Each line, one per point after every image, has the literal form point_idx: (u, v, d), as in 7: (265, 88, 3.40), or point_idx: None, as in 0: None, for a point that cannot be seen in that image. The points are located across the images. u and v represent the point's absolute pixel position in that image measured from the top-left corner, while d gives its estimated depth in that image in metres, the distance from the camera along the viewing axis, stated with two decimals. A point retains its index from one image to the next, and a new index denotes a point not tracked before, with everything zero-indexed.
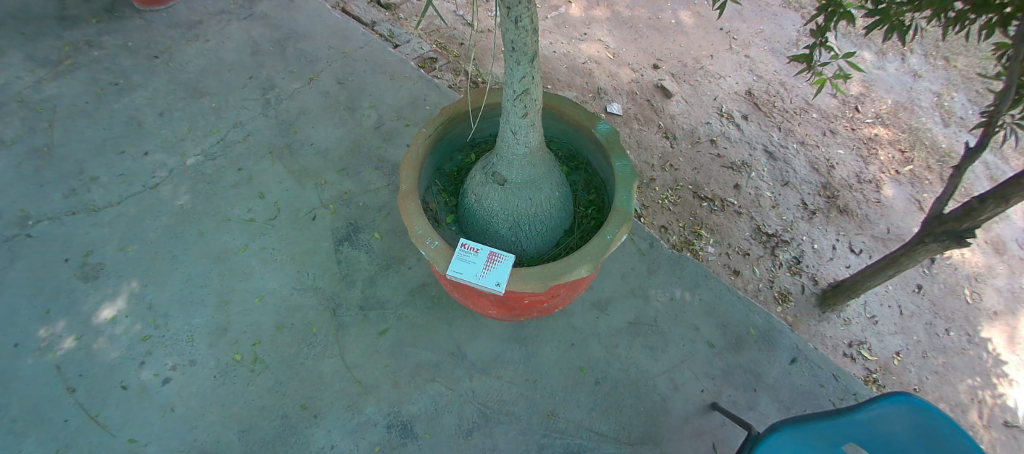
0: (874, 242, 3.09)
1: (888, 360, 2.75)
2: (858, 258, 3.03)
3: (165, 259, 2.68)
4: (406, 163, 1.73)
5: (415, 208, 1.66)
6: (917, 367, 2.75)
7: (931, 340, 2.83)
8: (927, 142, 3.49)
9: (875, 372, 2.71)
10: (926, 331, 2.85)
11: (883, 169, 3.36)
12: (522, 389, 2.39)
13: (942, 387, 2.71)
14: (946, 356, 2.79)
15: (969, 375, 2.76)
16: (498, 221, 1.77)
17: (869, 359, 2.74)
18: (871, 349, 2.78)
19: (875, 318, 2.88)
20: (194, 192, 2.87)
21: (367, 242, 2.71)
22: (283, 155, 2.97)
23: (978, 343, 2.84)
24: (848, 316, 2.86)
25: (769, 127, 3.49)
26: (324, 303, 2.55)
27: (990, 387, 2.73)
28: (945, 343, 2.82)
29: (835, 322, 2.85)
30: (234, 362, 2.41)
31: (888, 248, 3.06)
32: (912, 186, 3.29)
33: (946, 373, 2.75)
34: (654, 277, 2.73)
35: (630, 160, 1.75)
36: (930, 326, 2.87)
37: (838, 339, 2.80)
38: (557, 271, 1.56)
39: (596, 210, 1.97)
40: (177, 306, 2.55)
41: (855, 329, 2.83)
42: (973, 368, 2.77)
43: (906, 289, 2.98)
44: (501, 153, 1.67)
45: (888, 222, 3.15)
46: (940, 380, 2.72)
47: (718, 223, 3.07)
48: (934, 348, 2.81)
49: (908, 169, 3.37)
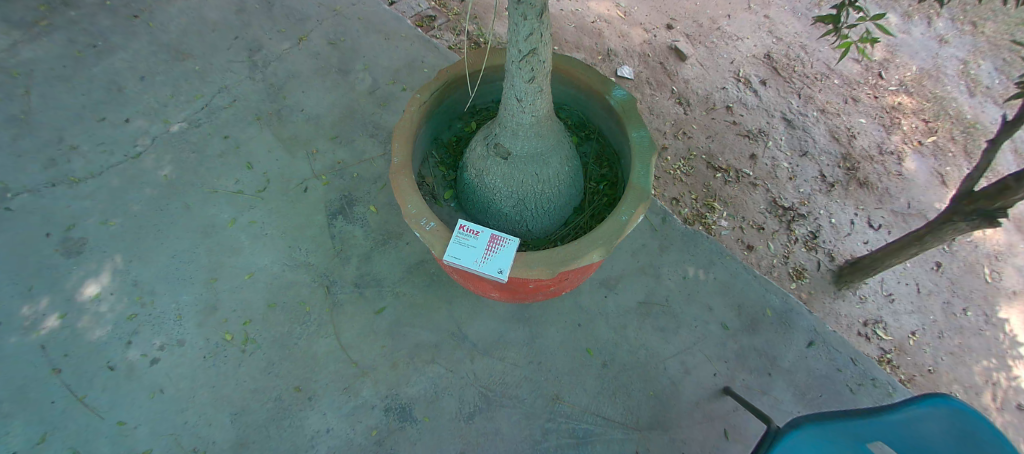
0: (893, 217, 2.91)
1: (904, 340, 2.62)
2: (877, 233, 2.87)
3: (150, 234, 2.54)
4: (398, 132, 1.56)
5: (408, 185, 1.50)
6: (933, 347, 2.62)
7: (948, 320, 2.69)
8: (952, 112, 3.26)
9: (889, 352, 2.58)
10: (943, 311, 2.71)
11: (906, 139, 3.14)
12: (526, 372, 2.29)
13: (957, 369, 2.58)
14: (962, 336, 2.66)
15: (984, 356, 2.63)
16: (501, 199, 1.61)
17: (884, 338, 2.61)
18: (886, 328, 2.65)
19: (892, 296, 2.74)
20: (178, 162, 2.71)
21: (363, 215, 2.55)
22: (272, 122, 2.78)
23: (996, 324, 2.70)
24: (864, 294, 2.72)
25: (787, 93, 3.26)
26: (317, 280, 2.42)
27: (1005, 370, 2.61)
28: (962, 324, 2.69)
29: (850, 300, 2.71)
30: (224, 342, 2.31)
31: (908, 224, 2.89)
32: (935, 159, 3.08)
33: (961, 353, 2.62)
34: (666, 255, 2.58)
35: (648, 130, 1.57)
36: (948, 305, 2.73)
37: (852, 318, 2.67)
38: (565, 258, 1.40)
39: (609, 186, 1.81)
40: (164, 283, 2.43)
41: (870, 308, 2.69)
42: (990, 349, 2.64)
43: (926, 267, 2.82)
44: (504, 122, 1.49)
45: (909, 196, 2.97)
46: (955, 361, 2.60)
47: (732, 195, 2.89)
48: (950, 329, 2.67)
49: (932, 141, 3.15)
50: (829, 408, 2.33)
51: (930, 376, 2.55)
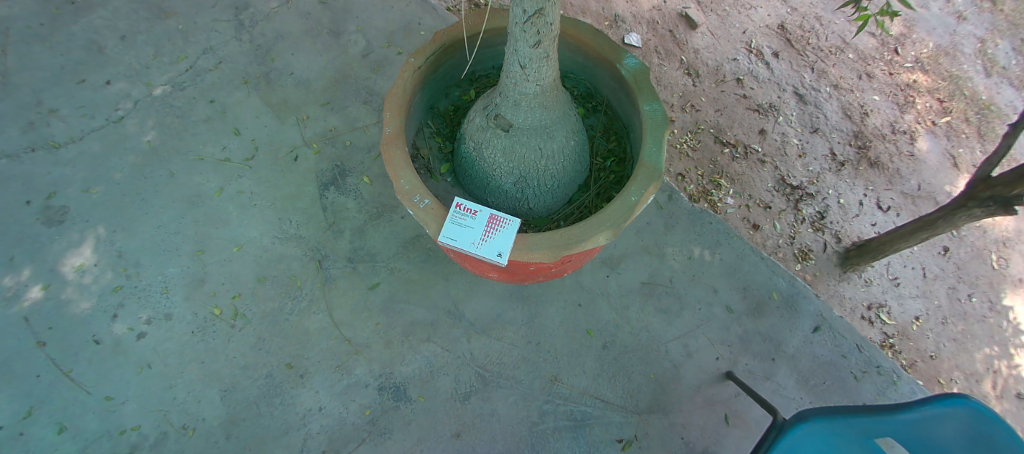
0: (903, 199, 2.81)
1: (907, 325, 2.55)
2: (886, 215, 2.77)
3: (133, 203, 2.43)
4: (390, 100, 1.43)
5: (401, 158, 1.39)
6: (936, 333, 2.55)
7: (952, 305, 2.61)
8: (967, 92, 3.10)
9: (892, 337, 2.52)
10: (948, 296, 2.63)
11: (920, 119, 2.99)
12: (524, 352, 2.23)
13: (959, 356, 2.52)
14: (966, 323, 2.59)
15: (987, 343, 2.57)
16: (501, 175, 1.50)
17: (887, 323, 2.54)
18: (890, 313, 2.57)
19: (897, 280, 2.65)
20: (162, 128, 2.57)
21: (356, 187, 2.43)
22: (260, 86, 2.63)
23: (1000, 311, 2.63)
24: (870, 277, 2.64)
25: (800, 66, 3.08)
26: (309, 254, 2.33)
27: (1006, 358, 2.55)
28: (967, 310, 2.61)
29: (855, 283, 2.63)
30: (213, 317, 2.24)
31: (918, 207, 2.79)
32: (949, 140, 2.95)
33: (964, 340, 2.56)
34: (671, 234, 2.48)
35: (661, 104, 1.44)
36: (953, 290, 2.64)
37: (857, 301, 2.59)
38: (570, 240, 1.31)
39: (616, 163, 1.70)
40: (149, 255, 2.34)
41: (875, 291, 2.61)
42: (993, 337, 2.58)
43: (933, 251, 2.71)
44: (506, 91, 1.35)
45: (920, 178, 2.85)
46: (957, 347, 2.54)
47: (740, 172, 2.78)
48: (954, 315, 2.60)
49: (945, 121, 3.01)
50: (830, 393, 2.29)
51: (932, 362, 2.50)
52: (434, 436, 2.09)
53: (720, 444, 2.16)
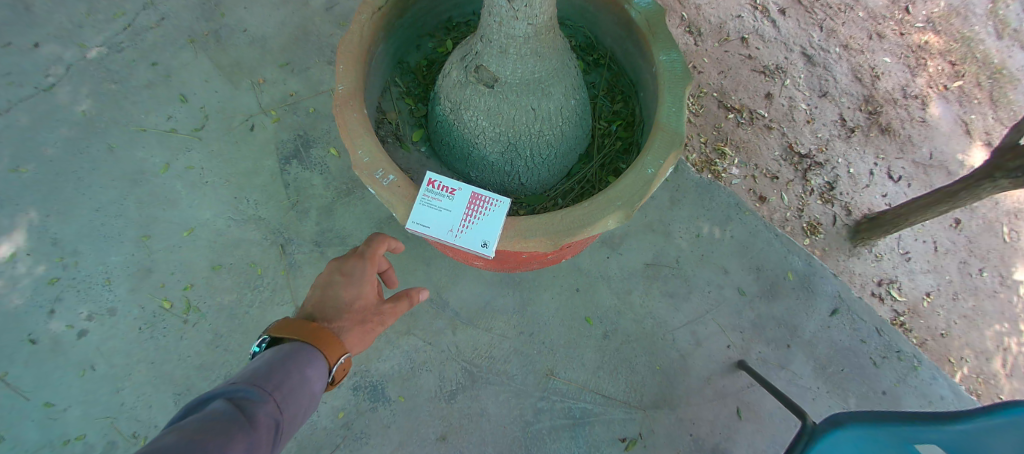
0: (914, 168, 2.48)
1: (918, 302, 2.27)
2: (897, 186, 2.46)
3: (68, 183, 2.13)
4: (343, 51, 1.15)
5: (358, 122, 1.12)
6: (946, 310, 2.27)
7: (963, 280, 2.31)
8: (979, 55, 2.64)
9: (903, 315, 2.25)
10: (958, 270, 2.31)
11: (930, 83, 2.58)
12: (517, 344, 2.01)
13: (969, 333, 2.24)
14: (977, 298, 2.29)
15: (997, 319, 2.28)
16: (486, 143, 1.24)
17: (898, 300, 2.27)
18: (901, 289, 2.29)
19: (908, 254, 2.34)
20: (98, 95, 2.24)
21: (321, 160, 2.13)
22: (209, 46, 2.29)
23: (1011, 285, 2.32)
24: (880, 252, 2.33)
25: (808, 22, 2.64)
26: (270, 237, 2.05)
27: (1017, 335, 2.27)
28: (977, 285, 2.30)
29: (865, 259, 2.34)
30: (163, 311, 1.98)
31: (930, 177, 2.46)
32: (962, 106, 2.56)
33: (975, 317, 2.27)
34: (678, 209, 2.24)
35: (680, 53, 1.17)
36: (964, 265, 2.32)
37: (867, 277, 2.31)
38: (572, 224, 1.06)
39: (623, 127, 1.44)
40: (88, 242, 2.06)
41: (886, 267, 2.32)
42: (1004, 313, 2.28)
43: (944, 224, 2.37)
44: (486, 36, 1.06)
45: (933, 146, 2.50)
46: (968, 325, 2.25)
47: (745, 140, 2.46)
48: (965, 290, 2.30)
49: (958, 86, 2.59)
50: (848, 382, 2.12)
51: (943, 341, 2.22)
52: (418, 439, 1.91)
53: (733, 439, 1.98)
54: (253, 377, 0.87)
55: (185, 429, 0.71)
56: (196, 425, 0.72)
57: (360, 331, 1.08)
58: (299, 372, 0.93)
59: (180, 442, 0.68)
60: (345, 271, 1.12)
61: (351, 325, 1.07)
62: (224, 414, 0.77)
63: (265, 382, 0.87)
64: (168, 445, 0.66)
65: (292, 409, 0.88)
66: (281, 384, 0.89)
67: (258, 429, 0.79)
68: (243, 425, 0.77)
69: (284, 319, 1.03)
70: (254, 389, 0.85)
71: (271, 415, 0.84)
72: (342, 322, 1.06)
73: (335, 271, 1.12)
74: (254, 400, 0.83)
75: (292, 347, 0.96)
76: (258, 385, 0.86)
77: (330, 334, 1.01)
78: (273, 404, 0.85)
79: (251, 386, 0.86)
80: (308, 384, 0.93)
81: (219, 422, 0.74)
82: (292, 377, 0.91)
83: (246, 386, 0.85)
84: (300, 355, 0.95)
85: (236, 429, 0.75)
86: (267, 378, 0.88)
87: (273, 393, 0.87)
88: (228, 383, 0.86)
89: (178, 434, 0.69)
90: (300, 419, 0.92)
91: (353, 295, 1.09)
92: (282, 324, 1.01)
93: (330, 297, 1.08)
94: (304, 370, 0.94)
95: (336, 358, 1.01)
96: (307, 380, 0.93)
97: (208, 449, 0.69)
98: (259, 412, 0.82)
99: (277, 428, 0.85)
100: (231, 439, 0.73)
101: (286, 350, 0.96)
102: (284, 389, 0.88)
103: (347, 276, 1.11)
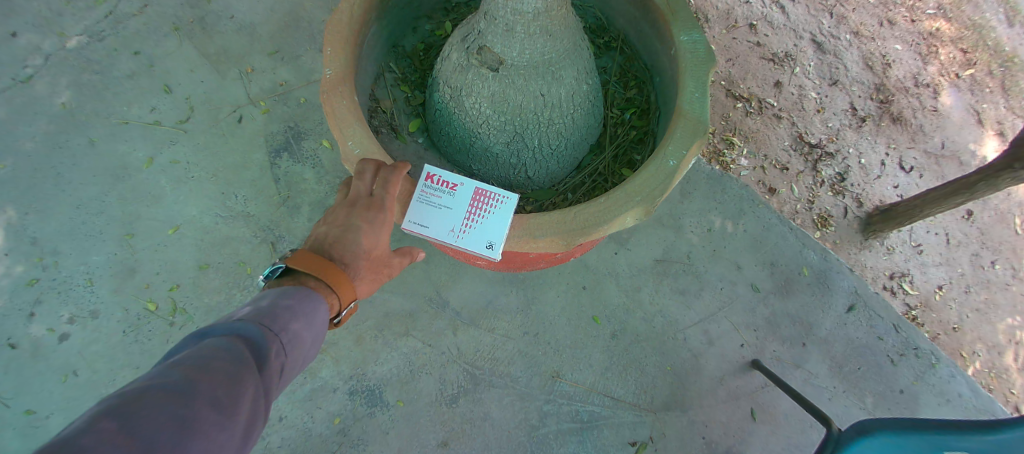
0: (927, 159, 2.33)
1: (930, 295, 2.17)
2: (909, 178, 2.32)
3: (48, 179, 2.02)
4: (331, 30, 1.06)
5: (347, 110, 1.03)
6: (959, 303, 2.17)
7: (975, 273, 2.20)
8: (990, 43, 2.45)
9: (915, 309, 2.14)
10: (970, 263, 2.20)
11: (942, 71, 2.41)
12: (521, 345, 1.92)
13: (982, 327, 2.15)
14: (990, 291, 2.19)
15: (1010, 313, 2.18)
16: (490, 133, 1.14)
17: (910, 294, 2.16)
18: (912, 282, 2.18)
19: (920, 247, 2.22)
20: (79, 86, 2.12)
21: (313, 152, 2.03)
22: (194, 33, 2.16)
23: None
24: (892, 244, 2.22)
25: (817, 8, 2.43)
26: (259, 235, 1.95)
27: None
28: (989, 277, 2.20)
29: (877, 251, 2.22)
30: (148, 313, 1.89)
31: (942, 169, 2.32)
32: (973, 94, 2.40)
33: (987, 311, 2.17)
34: (688, 202, 2.14)
35: (703, 33, 1.07)
36: (976, 257, 2.21)
37: (878, 270, 2.19)
38: (586, 223, 0.97)
39: (638, 115, 1.34)
40: (68, 241, 1.96)
41: (897, 260, 2.20)
42: (1016, 306, 2.18)
43: (956, 215, 2.24)
44: (490, 12, 0.95)
45: (945, 136, 2.35)
46: (980, 318, 2.16)
47: (754, 129, 2.31)
48: (977, 282, 2.19)
49: (969, 74, 2.42)
50: (865, 382, 2.04)
51: (955, 335, 2.13)
52: (418, 445, 1.83)
53: (746, 442, 1.91)
54: (258, 316, 0.79)
55: (187, 368, 0.62)
56: (200, 362, 0.64)
57: (372, 276, 1.01)
58: (304, 318, 0.84)
59: (182, 387, 0.59)
60: (363, 217, 0.95)
61: (365, 271, 0.98)
62: (230, 354, 0.68)
63: (271, 324, 0.78)
64: (170, 390, 0.58)
65: (295, 354, 0.80)
66: (287, 328, 0.80)
67: (264, 375, 0.71)
68: (250, 369, 0.69)
69: (297, 251, 0.92)
70: (259, 327, 0.76)
71: (276, 359, 0.76)
72: (358, 267, 0.96)
73: (350, 209, 0.96)
74: (259, 341, 0.74)
75: (298, 298, 0.86)
76: (264, 324, 0.78)
77: (346, 279, 0.92)
78: (278, 347, 0.77)
79: (255, 326, 0.76)
80: (308, 333, 0.83)
81: (226, 363, 0.66)
82: (296, 321, 0.82)
83: (250, 324, 0.76)
84: (310, 300, 0.87)
85: (244, 373, 0.67)
86: (272, 320, 0.79)
87: (279, 335, 0.78)
88: (228, 319, 0.77)
89: (179, 376, 0.61)
90: (301, 364, 0.84)
91: (372, 243, 0.96)
92: (299, 260, 0.89)
93: (346, 241, 0.94)
94: (309, 317, 0.85)
95: (347, 303, 0.94)
96: (311, 327, 0.85)
97: (213, 395, 0.61)
98: (266, 354, 0.73)
99: (281, 374, 0.77)
100: (238, 385, 0.65)
101: (291, 292, 0.87)
102: (289, 332, 0.80)
103: (366, 223, 0.95)
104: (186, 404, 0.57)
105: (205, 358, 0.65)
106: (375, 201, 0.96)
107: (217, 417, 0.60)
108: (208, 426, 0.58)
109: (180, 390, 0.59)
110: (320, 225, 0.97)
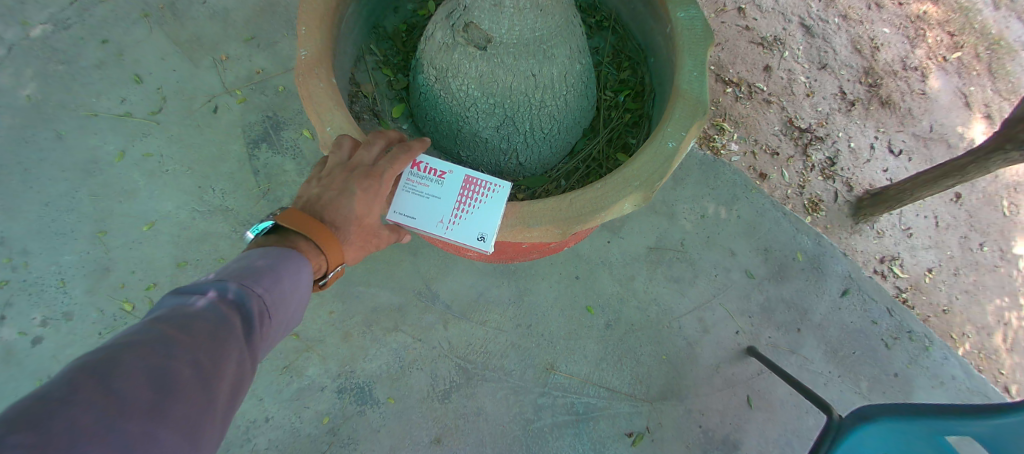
0: (916, 142, 2.32)
1: (920, 278, 2.16)
2: (898, 161, 2.30)
3: (14, 175, 1.92)
4: (304, 9, 0.99)
5: (324, 93, 0.96)
6: (948, 286, 2.17)
7: (964, 255, 2.20)
8: (976, 26, 2.43)
9: (905, 292, 2.14)
10: (959, 246, 2.20)
11: (930, 54, 2.38)
12: (513, 338, 1.88)
13: (971, 309, 2.15)
14: (978, 273, 2.19)
15: (998, 294, 2.18)
16: (479, 117, 1.09)
17: (901, 277, 2.15)
18: (903, 265, 2.17)
19: (910, 230, 2.21)
20: (43, 77, 2.01)
21: (293, 143, 1.95)
22: (164, 20, 2.06)
23: (1011, 260, 2.21)
24: (882, 228, 2.20)
25: None
26: (238, 230, 1.88)
27: (1018, 309, 2.18)
28: (977, 260, 2.20)
29: (868, 235, 2.21)
30: (125, 313, 1.82)
31: (931, 152, 2.31)
32: (961, 77, 2.38)
33: (976, 292, 2.17)
34: (681, 189, 2.10)
35: (699, 11, 1.02)
36: (965, 239, 2.21)
37: (869, 254, 2.18)
38: (582, 210, 0.92)
39: (632, 97, 1.30)
40: (38, 240, 1.87)
41: (888, 243, 2.19)
42: (1004, 287, 2.19)
43: (945, 198, 2.23)
44: None
45: (933, 119, 2.33)
46: (969, 300, 2.16)
47: (744, 114, 2.27)
48: (966, 265, 2.19)
49: (957, 57, 2.40)
50: (860, 366, 2.04)
51: (945, 318, 2.13)
52: (409, 442, 1.79)
53: (742, 430, 1.90)
54: (243, 274, 0.74)
55: (167, 328, 0.59)
56: (179, 323, 0.61)
57: (361, 243, 0.91)
58: (289, 281, 0.77)
59: (161, 349, 0.57)
60: (359, 184, 0.86)
61: (355, 237, 0.89)
62: (212, 314, 0.64)
63: (256, 283, 0.73)
64: (145, 352, 0.55)
65: (280, 317, 0.76)
66: (272, 289, 0.74)
67: (248, 339, 0.68)
68: (232, 333, 0.65)
69: (288, 208, 0.85)
70: (242, 288, 0.71)
71: (262, 319, 0.72)
72: (349, 232, 0.87)
73: (349, 173, 0.88)
74: (242, 303, 0.70)
75: (275, 272, 0.76)
76: (248, 283, 0.73)
77: (336, 239, 0.85)
78: (264, 307, 0.72)
79: (240, 284, 0.72)
80: (290, 302, 0.77)
81: (207, 325, 0.62)
82: (283, 282, 0.76)
83: (233, 283, 0.71)
84: (295, 258, 0.81)
85: (226, 337, 0.64)
86: (257, 278, 0.74)
87: (266, 295, 0.73)
88: (213, 276, 0.72)
89: (157, 336, 0.58)
90: (290, 324, 0.80)
91: (365, 210, 0.87)
92: (295, 218, 0.82)
93: (339, 205, 0.85)
94: (295, 276, 0.79)
95: (334, 266, 0.86)
96: (297, 287, 0.79)
97: (192, 360, 0.58)
98: (248, 317, 0.69)
99: (268, 333, 0.74)
100: (221, 348, 0.62)
101: (276, 253, 0.80)
102: (276, 292, 0.75)
103: (361, 189, 0.86)
104: (164, 367, 0.55)
105: (185, 318, 0.62)
106: (375, 170, 0.88)
107: (197, 382, 0.57)
108: (189, 390, 0.56)
109: (158, 352, 0.56)
110: (313, 184, 0.89)
